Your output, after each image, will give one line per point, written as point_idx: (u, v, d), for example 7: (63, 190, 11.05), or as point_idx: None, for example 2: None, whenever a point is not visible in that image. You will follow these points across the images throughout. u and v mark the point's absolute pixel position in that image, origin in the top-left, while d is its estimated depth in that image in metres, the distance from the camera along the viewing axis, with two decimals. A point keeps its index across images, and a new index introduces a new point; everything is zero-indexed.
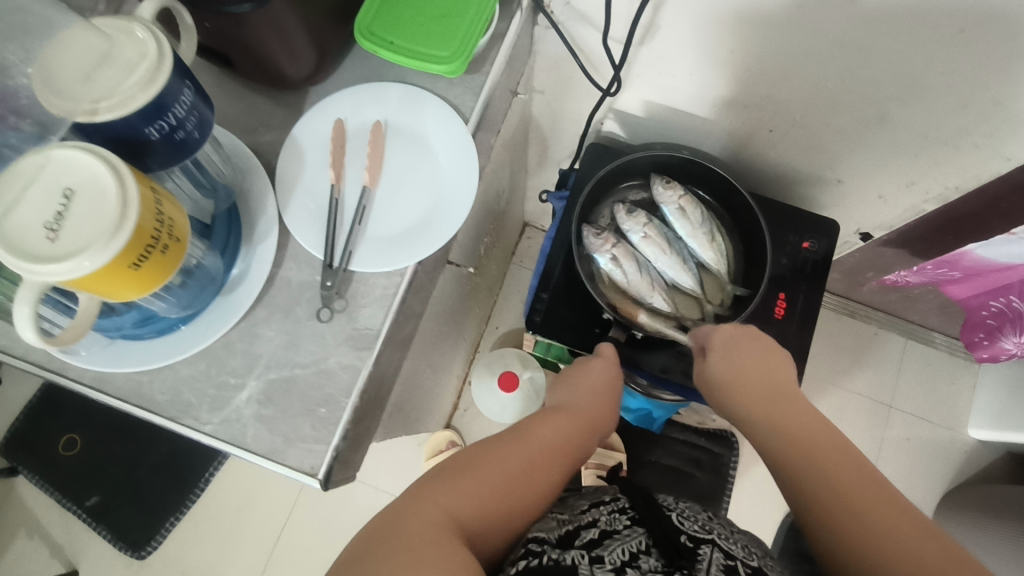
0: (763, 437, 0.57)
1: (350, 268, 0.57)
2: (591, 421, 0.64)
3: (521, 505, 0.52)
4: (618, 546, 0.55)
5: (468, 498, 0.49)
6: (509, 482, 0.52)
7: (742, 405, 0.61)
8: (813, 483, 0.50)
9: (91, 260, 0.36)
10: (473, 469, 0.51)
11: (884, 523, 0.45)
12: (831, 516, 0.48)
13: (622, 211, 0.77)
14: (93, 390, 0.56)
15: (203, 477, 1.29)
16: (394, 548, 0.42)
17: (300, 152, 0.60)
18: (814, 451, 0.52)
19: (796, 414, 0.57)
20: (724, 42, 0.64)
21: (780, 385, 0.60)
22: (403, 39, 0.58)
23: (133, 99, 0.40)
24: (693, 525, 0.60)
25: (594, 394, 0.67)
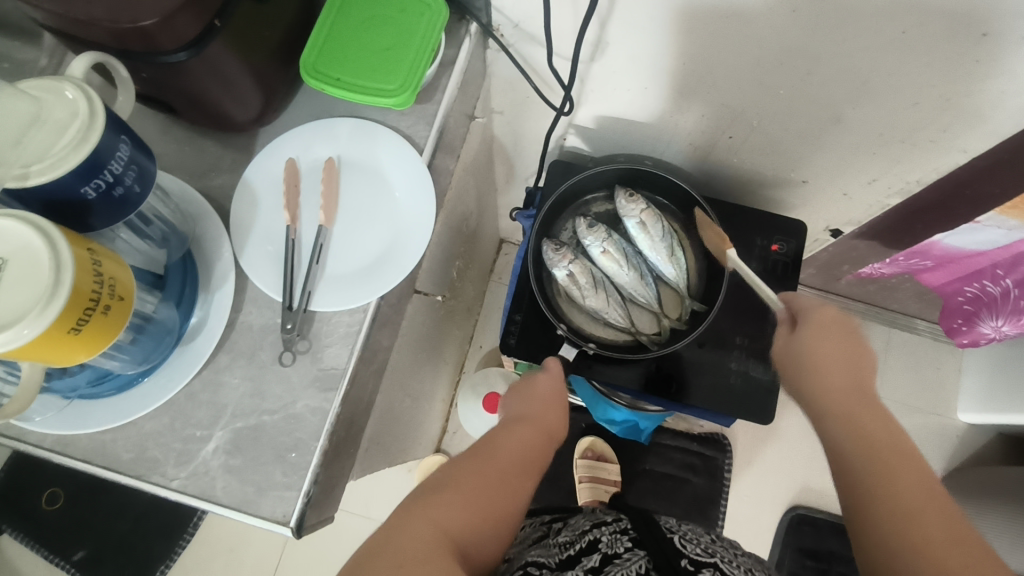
0: (823, 421, 0.52)
1: (310, 308, 0.56)
2: (558, 418, 0.63)
3: (511, 511, 0.50)
4: (614, 572, 0.55)
5: (458, 512, 0.47)
6: (496, 489, 0.50)
7: (813, 388, 0.54)
8: (875, 484, 0.46)
9: (30, 328, 0.35)
10: (462, 480, 0.49)
11: (945, 539, 0.42)
12: (888, 515, 0.44)
13: (583, 225, 0.76)
14: (56, 454, 0.55)
15: (192, 522, 1.27)
16: (390, 575, 0.40)
17: (253, 194, 0.59)
18: (882, 452, 0.48)
19: (869, 411, 0.51)
20: (673, 54, 0.64)
21: (861, 369, 0.54)
22: (349, 74, 0.57)
23: (66, 160, 0.39)
24: (695, 548, 0.60)
25: (557, 392, 0.65)
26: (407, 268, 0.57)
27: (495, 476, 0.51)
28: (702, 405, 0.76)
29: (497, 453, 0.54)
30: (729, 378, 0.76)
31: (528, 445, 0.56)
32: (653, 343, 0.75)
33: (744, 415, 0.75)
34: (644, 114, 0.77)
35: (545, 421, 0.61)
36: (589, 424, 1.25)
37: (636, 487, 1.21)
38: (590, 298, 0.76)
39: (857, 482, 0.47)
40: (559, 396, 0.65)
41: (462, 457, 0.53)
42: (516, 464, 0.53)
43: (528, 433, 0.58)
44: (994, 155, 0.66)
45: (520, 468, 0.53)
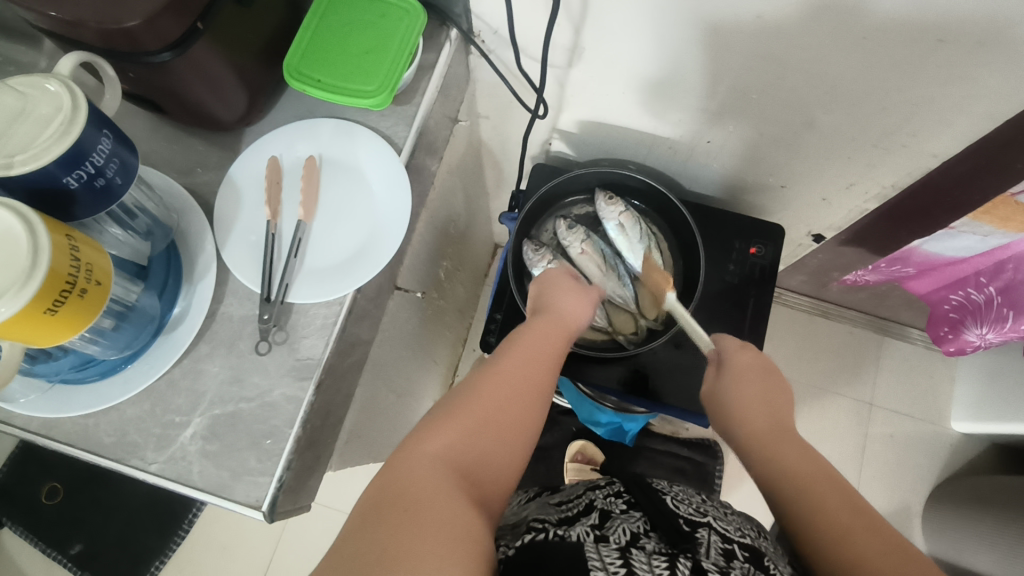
0: (752, 460, 0.55)
1: (288, 300, 0.58)
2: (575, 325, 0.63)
3: (524, 427, 0.51)
4: (618, 527, 0.54)
5: (466, 441, 0.47)
6: (506, 409, 0.51)
7: (741, 430, 0.57)
8: (801, 505, 0.48)
9: (6, 306, 0.38)
10: (471, 405, 0.50)
11: (869, 541, 0.44)
12: (822, 534, 0.46)
13: (563, 226, 0.79)
14: (40, 437, 0.57)
15: (187, 518, 1.29)
16: (399, 508, 0.41)
17: (237, 191, 0.61)
18: (803, 476, 0.50)
19: (790, 442, 0.54)
20: (646, 59, 0.66)
21: (781, 410, 0.58)
22: (330, 76, 0.60)
23: (48, 151, 0.42)
24: (687, 509, 0.60)
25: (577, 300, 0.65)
26: (382, 263, 0.59)
27: (503, 401, 0.51)
28: (681, 406, 0.77)
29: (504, 372, 0.53)
30: None
31: (535, 357, 0.56)
32: (631, 343, 0.77)
33: None
34: (624, 119, 0.79)
35: (556, 332, 0.60)
36: (580, 428, 1.26)
37: None
38: None
39: (791, 511, 0.49)
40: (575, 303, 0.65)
41: (467, 381, 0.53)
42: (523, 382, 0.53)
43: (541, 344, 0.58)
44: (964, 159, 0.66)
45: (527, 385, 0.53)
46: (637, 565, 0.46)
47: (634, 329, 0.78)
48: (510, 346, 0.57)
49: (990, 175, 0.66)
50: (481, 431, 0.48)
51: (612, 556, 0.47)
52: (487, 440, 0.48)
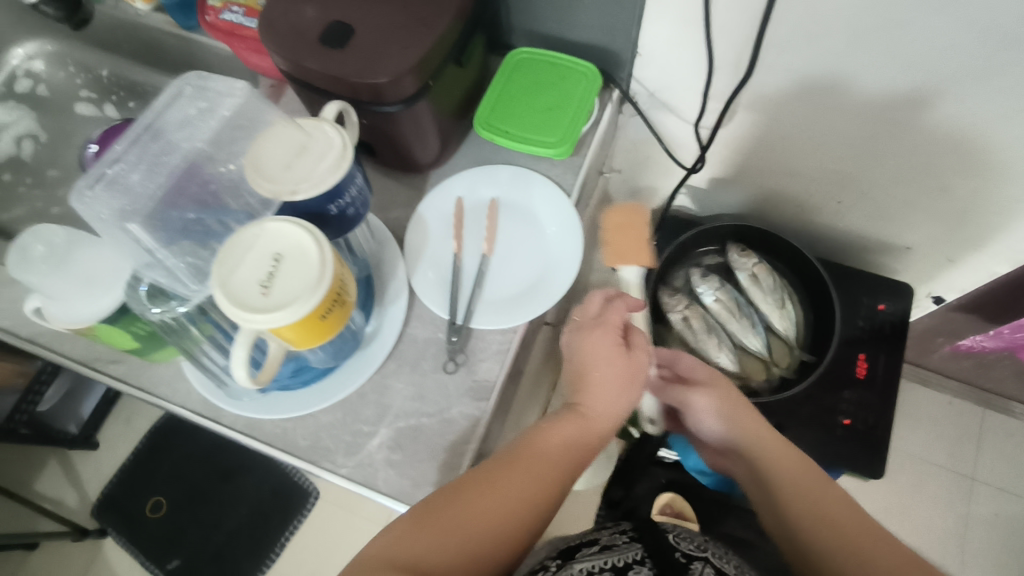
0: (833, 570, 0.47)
1: (470, 325, 0.64)
2: (601, 414, 0.53)
3: (511, 544, 0.45)
4: (614, 556, 0.57)
5: (440, 553, 0.43)
6: (490, 520, 0.45)
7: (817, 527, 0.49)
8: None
9: (302, 308, 0.44)
10: (459, 506, 0.45)
11: None
12: None
13: (697, 274, 0.83)
14: (244, 436, 0.62)
15: (279, 541, 1.33)
16: None
17: (425, 224, 0.68)
18: None
19: (875, 550, 0.46)
20: (796, 123, 0.71)
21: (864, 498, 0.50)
22: (516, 129, 0.68)
23: (325, 180, 0.49)
24: (687, 544, 0.61)
25: (614, 373, 0.53)
26: (556, 297, 0.65)
27: (479, 518, 0.45)
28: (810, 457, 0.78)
29: (495, 476, 0.47)
30: (835, 431, 0.79)
31: (541, 459, 0.49)
32: (763, 388, 0.79)
33: (851, 468, 0.78)
34: (757, 177, 0.84)
35: (574, 425, 0.51)
36: (670, 480, 1.19)
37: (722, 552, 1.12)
38: (702, 342, 0.81)
39: None
40: (609, 378, 0.53)
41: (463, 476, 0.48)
42: (522, 491, 0.47)
43: (554, 442, 0.50)
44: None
45: (507, 504, 0.46)
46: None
47: (766, 376, 0.81)
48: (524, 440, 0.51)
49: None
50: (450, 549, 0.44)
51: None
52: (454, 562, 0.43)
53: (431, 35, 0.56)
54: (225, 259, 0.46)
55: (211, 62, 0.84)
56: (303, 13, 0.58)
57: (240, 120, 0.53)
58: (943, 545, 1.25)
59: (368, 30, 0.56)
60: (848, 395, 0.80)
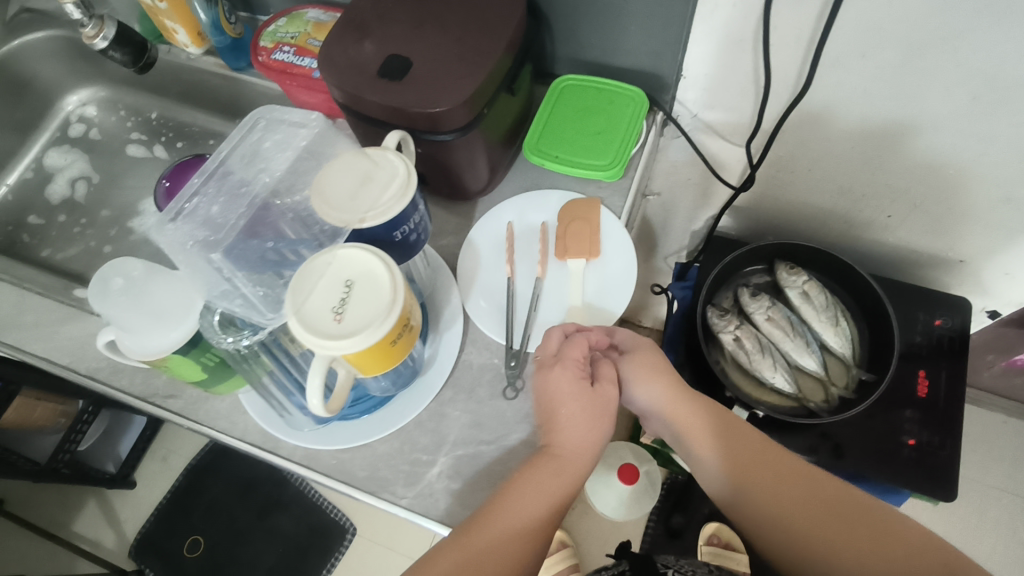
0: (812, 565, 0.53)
1: (527, 349, 0.64)
2: (576, 458, 0.56)
3: None
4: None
5: None
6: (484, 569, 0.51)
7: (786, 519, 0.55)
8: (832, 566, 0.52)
9: (375, 333, 0.44)
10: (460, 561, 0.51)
11: None
12: None
13: (747, 294, 0.82)
14: (303, 467, 0.61)
15: None
16: None
17: (477, 250, 0.69)
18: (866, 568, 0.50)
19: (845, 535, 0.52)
20: (845, 138, 0.71)
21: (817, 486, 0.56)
22: (566, 153, 0.68)
23: (391, 208, 0.50)
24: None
25: (587, 419, 0.57)
26: (613, 319, 0.64)
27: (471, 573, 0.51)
28: (877, 480, 0.75)
29: (482, 531, 0.52)
30: (901, 453, 0.76)
31: (519, 510, 0.53)
32: (823, 409, 0.76)
33: (921, 491, 0.75)
34: (803, 195, 0.83)
35: (553, 476, 0.55)
36: (714, 510, 1.26)
37: None
38: (756, 363, 0.79)
39: None
40: (581, 422, 0.56)
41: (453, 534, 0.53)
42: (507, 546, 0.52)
43: (532, 495, 0.54)
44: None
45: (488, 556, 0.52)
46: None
47: (824, 397, 0.78)
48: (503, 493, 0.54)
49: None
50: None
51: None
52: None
53: (488, 64, 0.57)
54: (298, 287, 0.46)
55: (258, 100, 0.86)
56: (361, 47, 0.59)
57: (309, 151, 0.57)
58: (1009, 573, 1.19)
59: (426, 62, 0.58)
60: (910, 414, 0.77)
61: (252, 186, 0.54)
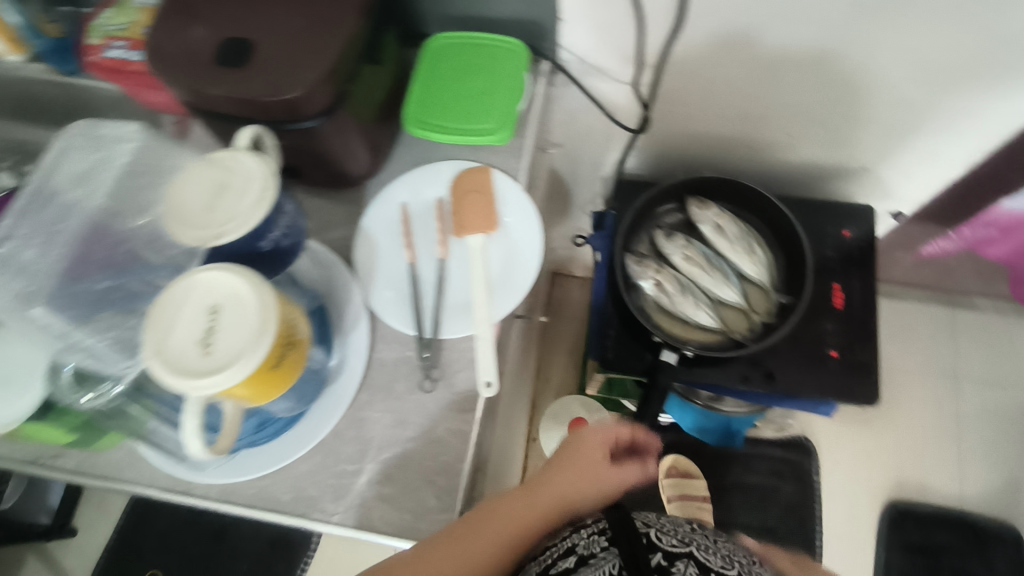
0: None
1: (440, 336, 0.60)
2: (568, 497, 0.57)
3: None
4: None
5: None
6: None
7: None
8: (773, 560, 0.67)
9: (248, 363, 0.39)
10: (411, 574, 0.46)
11: None
12: None
13: (661, 236, 0.81)
14: (221, 504, 0.57)
15: None
16: None
17: (371, 238, 0.63)
18: None
19: None
20: (735, 63, 0.69)
21: None
22: (451, 119, 0.63)
23: (252, 216, 0.44)
24: (669, 539, 0.55)
25: (592, 475, 0.59)
26: (524, 289, 0.61)
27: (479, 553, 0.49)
28: (808, 395, 0.77)
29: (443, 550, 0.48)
30: (827, 366, 0.78)
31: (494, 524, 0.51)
32: (748, 338, 0.76)
33: (848, 400, 0.77)
34: (705, 126, 0.82)
35: (548, 496, 0.56)
36: (668, 443, 1.28)
37: (727, 501, 1.25)
38: (678, 304, 0.79)
39: None
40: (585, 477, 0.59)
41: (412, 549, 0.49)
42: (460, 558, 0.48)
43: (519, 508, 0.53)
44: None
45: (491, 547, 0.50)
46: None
47: (748, 326, 0.78)
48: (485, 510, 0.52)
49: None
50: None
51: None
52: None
53: (338, 35, 0.51)
54: (154, 323, 0.40)
55: (105, 107, 0.76)
56: (191, 34, 0.52)
57: (140, 167, 0.51)
58: (938, 448, 1.28)
59: (268, 41, 0.51)
60: (830, 326, 0.79)
61: (79, 208, 0.48)
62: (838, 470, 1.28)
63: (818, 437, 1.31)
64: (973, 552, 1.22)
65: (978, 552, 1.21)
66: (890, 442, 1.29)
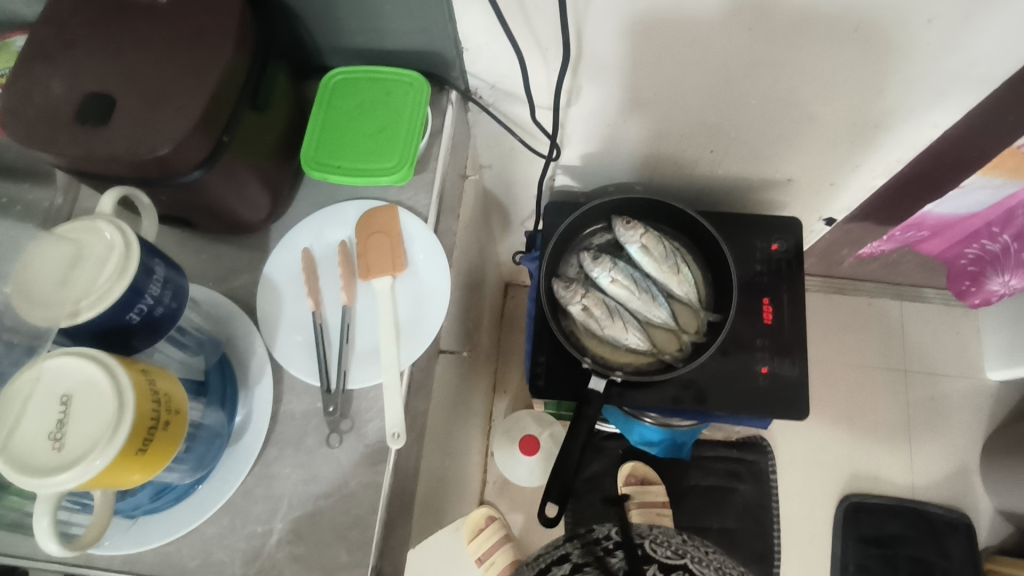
0: None
1: (347, 387, 0.58)
2: None
3: None
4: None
5: None
6: None
7: None
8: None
9: (100, 458, 0.37)
10: None
11: None
12: None
13: (588, 258, 0.79)
14: (124, 574, 0.55)
15: None
16: None
17: (276, 287, 0.61)
18: None
19: None
20: (644, 85, 0.68)
21: None
22: (348, 160, 0.61)
23: (110, 291, 0.42)
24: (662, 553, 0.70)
25: None
26: (433, 332, 0.60)
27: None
28: (741, 412, 0.77)
29: None
30: (757, 382, 0.78)
31: None
32: (678, 360, 0.76)
33: (780, 415, 0.77)
34: (628, 143, 0.80)
35: None
36: (626, 449, 1.27)
37: (684, 504, 1.25)
38: (607, 328, 0.77)
39: None
40: None
41: None
42: None
43: None
44: (983, 110, 0.67)
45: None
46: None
47: (678, 345, 0.78)
48: None
49: (1008, 119, 0.68)
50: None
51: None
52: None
53: (208, 87, 0.49)
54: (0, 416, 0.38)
55: None
56: (50, 90, 0.49)
57: None
58: (890, 440, 1.29)
59: (132, 96, 0.48)
60: (760, 341, 0.79)
61: None
62: (795, 468, 1.29)
63: (774, 436, 1.31)
64: (928, 540, 1.22)
65: (932, 540, 1.22)
66: (844, 436, 1.30)
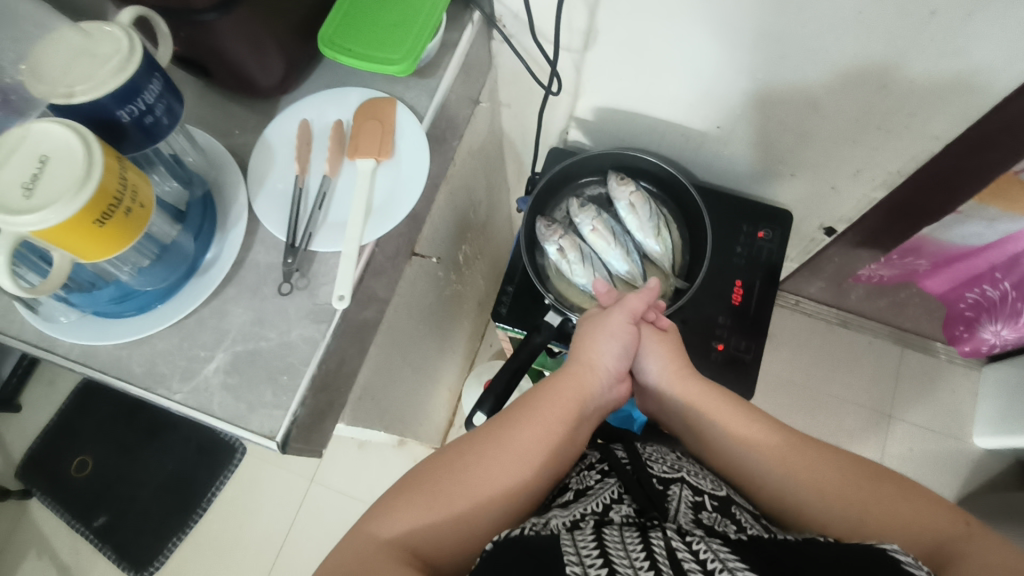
0: (746, 462, 0.56)
1: (310, 247, 0.62)
2: (559, 422, 0.57)
3: (484, 504, 0.51)
4: (591, 501, 0.54)
5: (420, 522, 0.49)
6: (468, 489, 0.51)
7: (728, 439, 0.58)
8: (799, 516, 0.53)
9: (59, 210, 0.42)
10: (437, 472, 0.52)
11: (796, 484, 0.53)
12: (785, 475, 0.54)
13: (575, 204, 0.81)
14: (79, 364, 0.61)
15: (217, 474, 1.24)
16: (416, 514, 0.49)
17: (270, 149, 0.66)
18: (770, 454, 0.55)
19: (762, 430, 0.57)
20: (657, 41, 0.69)
21: (740, 420, 0.58)
22: (360, 46, 0.66)
23: (104, 84, 0.47)
24: (660, 466, 0.58)
25: (572, 398, 0.59)
26: (399, 218, 0.63)
27: (515, 432, 0.55)
28: None
29: (460, 464, 0.52)
30: (710, 357, 0.79)
31: (513, 444, 0.54)
32: None
33: None
34: (638, 104, 0.82)
35: (553, 418, 0.57)
36: None
37: None
38: (578, 271, 0.80)
39: (762, 480, 0.55)
40: (575, 399, 0.59)
41: (451, 447, 0.55)
42: (488, 469, 0.52)
43: (534, 419, 0.56)
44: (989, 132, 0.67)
45: (561, 420, 0.57)
46: (612, 546, 0.45)
47: None
48: (501, 421, 0.56)
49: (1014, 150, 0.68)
50: (462, 486, 0.51)
51: (633, 540, 0.46)
52: (481, 480, 0.52)
53: None
54: None
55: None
56: None
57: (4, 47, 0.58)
58: None
59: None
60: (722, 321, 0.80)
61: None
62: None
63: None
64: None
65: None
66: None
